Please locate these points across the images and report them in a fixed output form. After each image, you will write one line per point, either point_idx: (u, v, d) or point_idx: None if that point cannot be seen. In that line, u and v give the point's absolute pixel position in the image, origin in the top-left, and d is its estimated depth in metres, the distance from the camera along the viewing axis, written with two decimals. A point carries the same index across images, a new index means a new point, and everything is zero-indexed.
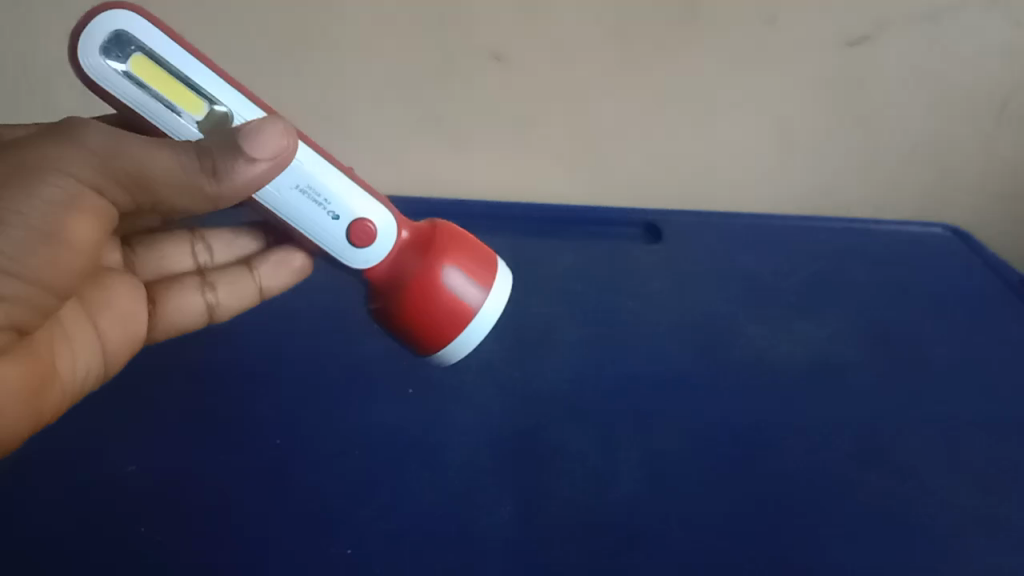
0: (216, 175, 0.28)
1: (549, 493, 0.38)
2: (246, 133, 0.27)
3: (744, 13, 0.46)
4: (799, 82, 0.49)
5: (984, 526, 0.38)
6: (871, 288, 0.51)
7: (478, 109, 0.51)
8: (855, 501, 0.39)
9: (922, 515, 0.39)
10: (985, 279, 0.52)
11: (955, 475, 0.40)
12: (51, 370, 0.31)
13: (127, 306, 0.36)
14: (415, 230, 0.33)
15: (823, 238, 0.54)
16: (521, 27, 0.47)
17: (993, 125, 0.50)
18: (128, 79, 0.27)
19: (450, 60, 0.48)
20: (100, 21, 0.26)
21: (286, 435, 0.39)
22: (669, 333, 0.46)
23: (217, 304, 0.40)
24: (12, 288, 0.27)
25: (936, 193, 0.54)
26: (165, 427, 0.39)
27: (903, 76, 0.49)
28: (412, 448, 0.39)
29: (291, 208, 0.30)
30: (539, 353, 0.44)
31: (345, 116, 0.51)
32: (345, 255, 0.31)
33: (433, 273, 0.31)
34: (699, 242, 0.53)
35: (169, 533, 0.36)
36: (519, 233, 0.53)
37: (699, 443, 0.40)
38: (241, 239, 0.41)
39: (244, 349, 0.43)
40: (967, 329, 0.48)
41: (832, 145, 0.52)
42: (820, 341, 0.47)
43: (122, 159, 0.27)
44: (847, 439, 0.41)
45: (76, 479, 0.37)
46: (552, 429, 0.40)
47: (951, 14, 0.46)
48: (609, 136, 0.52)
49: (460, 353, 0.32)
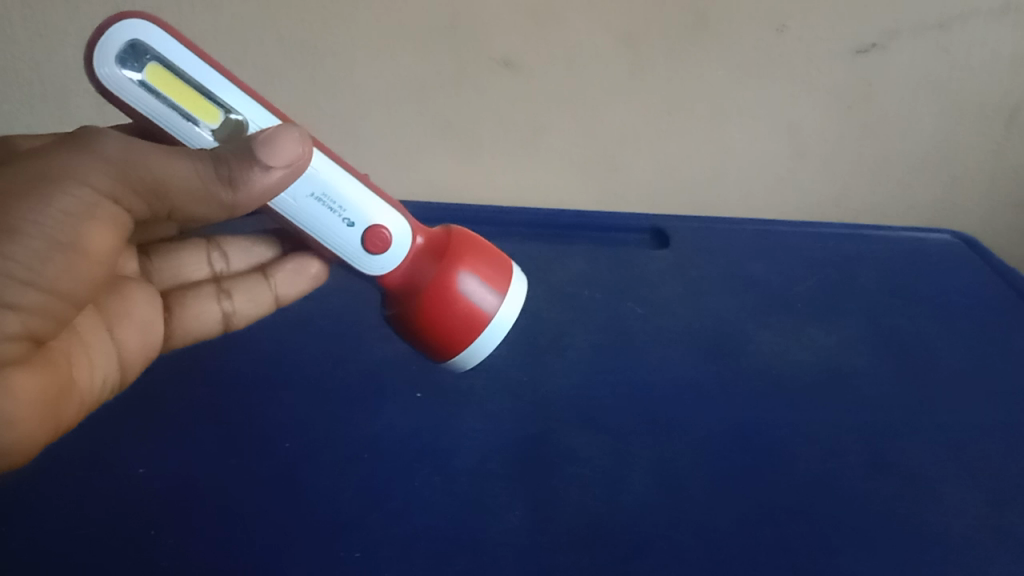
0: (232, 184, 0.28)
1: (559, 501, 0.38)
2: (262, 141, 0.27)
3: (755, 20, 0.46)
4: (809, 88, 0.49)
5: (999, 535, 0.38)
6: (880, 294, 0.51)
7: (488, 116, 0.51)
8: (868, 509, 0.38)
9: (935, 524, 0.38)
10: (994, 285, 0.52)
11: (968, 481, 0.40)
12: (69, 379, 0.31)
13: (146, 314, 0.36)
14: (430, 237, 0.33)
15: (831, 243, 0.54)
16: (530, 34, 0.47)
17: (1003, 136, 0.51)
18: (144, 88, 0.27)
19: (462, 69, 0.49)
20: (116, 31, 0.26)
21: (293, 439, 0.39)
22: (677, 339, 0.46)
23: (233, 312, 0.40)
24: (27, 299, 0.27)
25: (943, 199, 0.55)
26: (177, 433, 0.39)
27: (910, 83, 0.49)
28: (421, 452, 0.39)
29: (306, 215, 0.30)
30: (549, 358, 0.44)
31: (353, 122, 0.51)
32: (361, 262, 0.31)
33: (449, 278, 0.31)
34: (705, 248, 0.53)
35: (178, 535, 0.35)
36: (528, 237, 0.53)
37: (708, 450, 0.40)
38: (257, 247, 0.41)
39: (256, 356, 0.43)
40: (978, 336, 0.48)
41: (843, 150, 0.52)
42: (828, 347, 0.47)
43: (139, 167, 0.27)
44: (858, 446, 0.41)
45: (83, 487, 0.36)
46: (561, 434, 0.40)
47: (961, 22, 0.47)
48: (619, 144, 0.52)
49: (476, 359, 0.32)
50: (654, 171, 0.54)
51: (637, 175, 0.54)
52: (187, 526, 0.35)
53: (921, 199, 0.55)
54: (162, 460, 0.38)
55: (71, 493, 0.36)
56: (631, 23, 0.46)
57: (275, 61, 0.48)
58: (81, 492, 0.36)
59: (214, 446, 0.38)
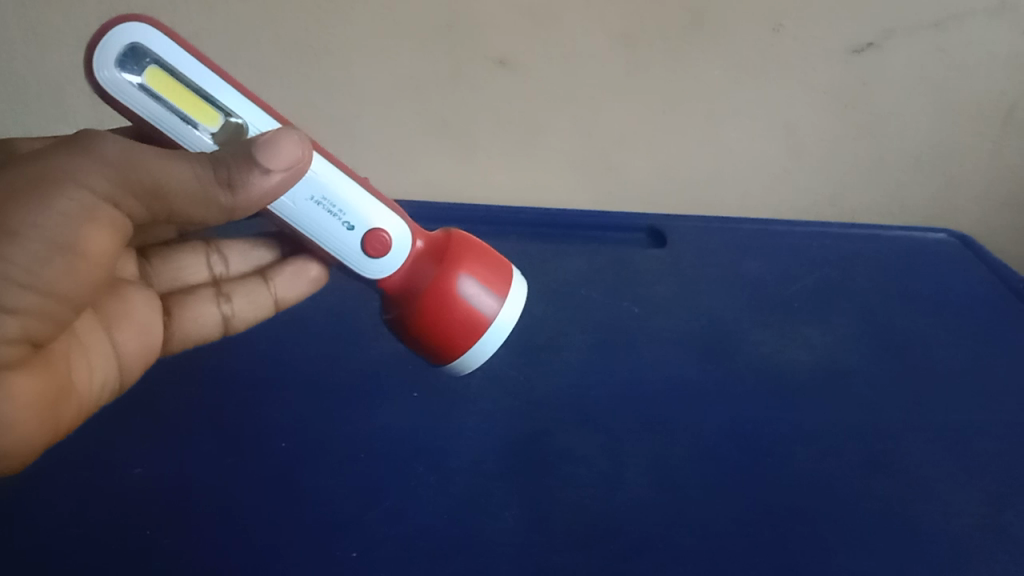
0: (232, 186, 0.28)
1: (556, 500, 0.38)
2: (262, 144, 0.27)
3: (752, 20, 0.46)
4: (806, 88, 0.49)
5: (993, 533, 0.38)
6: (875, 292, 0.51)
7: (486, 116, 0.51)
8: (863, 507, 0.39)
9: (930, 523, 0.38)
10: (989, 284, 0.53)
11: (962, 480, 0.40)
12: (68, 383, 0.31)
13: (144, 317, 0.36)
14: (430, 240, 0.33)
15: (827, 242, 0.54)
16: (528, 34, 0.47)
17: (999, 135, 0.52)
18: (143, 91, 0.27)
19: (459, 69, 0.48)
20: (115, 34, 0.26)
21: (292, 439, 0.39)
22: (674, 338, 0.46)
23: (232, 314, 0.40)
24: (27, 302, 0.27)
25: (939, 199, 0.55)
26: (175, 434, 0.39)
27: (907, 82, 0.49)
28: (419, 452, 0.39)
29: (305, 218, 0.30)
30: (547, 357, 0.44)
31: (350, 121, 0.51)
32: (361, 265, 0.31)
33: (448, 281, 0.31)
34: (703, 247, 0.53)
35: (178, 537, 0.35)
36: (525, 236, 0.53)
37: (704, 450, 0.40)
38: (257, 250, 0.41)
39: (254, 356, 0.43)
40: (973, 335, 0.49)
41: (839, 150, 0.53)
42: (825, 345, 0.47)
43: (138, 170, 0.27)
44: (854, 445, 0.41)
45: (83, 489, 0.36)
46: (559, 433, 0.40)
47: (958, 22, 0.47)
48: (616, 144, 0.52)
49: (475, 363, 0.32)
50: (651, 170, 0.54)
51: (635, 174, 0.54)
52: (186, 527, 0.35)
53: (917, 198, 0.55)
54: (161, 461, 0.38)
55: (70, 494, 0.36)
56: (629, 23, 0.46)
57: (272, 60, 0.48)
58: (81, 493, 0.36)
59: (212, 447, 0.38)
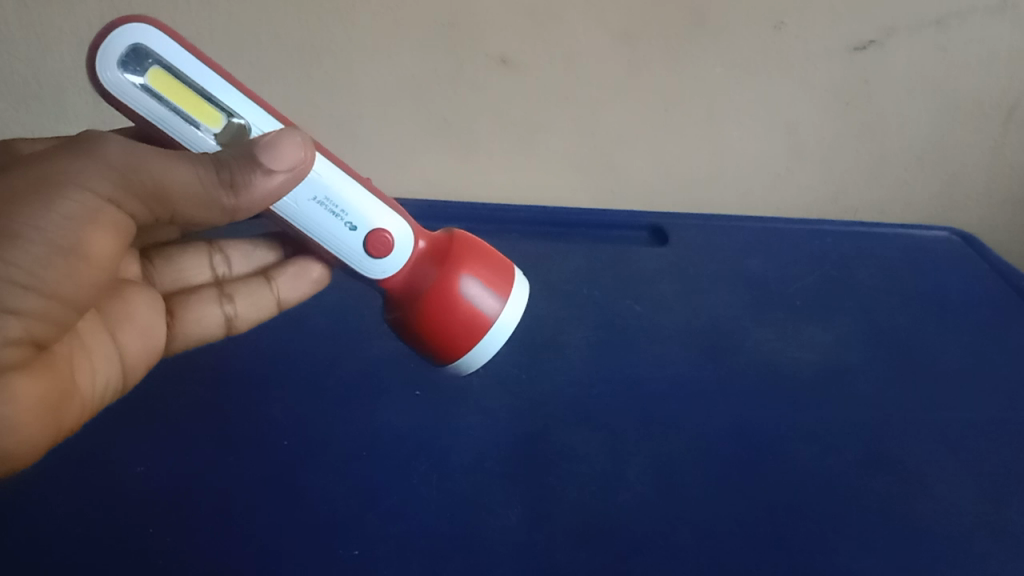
0: (234, 188, 0.28)
1: (557, 499, 0.38)
2: (264, 145, 0.27)
3: (751, 19, 0.46)
4: (806, 86, 0.49)
5: (993, 531, 0.38)
6: (876, 291, 0.51)
7: (486, 115, 0.51)
8: (863, 505, 0.39)
9: (930, 521, 0.38)
10: (990, 282, 0.52)
11: (963, 477, 0.40)
12: (71, 384, 0.31)
13: (147, 318, 0.36)
14: (432, 241, 0.33)
15: (828, 240, 0.54)
16: (527, 33, 0.47)
17: (1001, 134, 0.52)
18: (146, 92, 0.27)
19: (459, 68, 0.48)
20: (118, 35, 0.26)
21: (293, 438, 0.39)
22: (675, 337, 0.46)
23: (235, 316, 0.40)
24: (30, 303, 0.27)
25: (940, 196, 0.55)
26: (178, 434, 0.39)
27: (907, 81, 0.49)
28: (420, 450, 0.39)
29: (307, 219, 0.30)
30: (548, 356, 0.44)
31: (351, 121, 0.51)
32: (362, 266, 0.31)
33: (449, 282, 0.31)
34: (703, 245, 0.53)
35: (180, 536, 0.35)
36: (526, 235, 0.53)
37: (705, 448, 0.40)
38: (259, 251, 0.42)
39: (256, 355, 0.43)
40: (974, 333, 0.49)
41: (840, 148, 0.53)
42: (826, 344, 0.47)
43: (141, 172, 0.27)
44: (854, 443, 0.41)
45: (85, 488, 0.36)
46: (560, 432, 0.41)
47: (959, 20, 0.47)
48: (616, 143, 0.52)
49: (477, 364, 0.32)
50: (652, 169, 0.54)
51: (635, 173, 0.54)
52: (188, 526, 0.35)
53: (918, 196, 0.55)
54: (164, 461, 0.38)
55: (73, 494, 0.36)
56: (628, 22, 0.46)
57: (272, 60, 0.48)
58: (83, 493, 0.36)
59: (215, 446, 0.39)
